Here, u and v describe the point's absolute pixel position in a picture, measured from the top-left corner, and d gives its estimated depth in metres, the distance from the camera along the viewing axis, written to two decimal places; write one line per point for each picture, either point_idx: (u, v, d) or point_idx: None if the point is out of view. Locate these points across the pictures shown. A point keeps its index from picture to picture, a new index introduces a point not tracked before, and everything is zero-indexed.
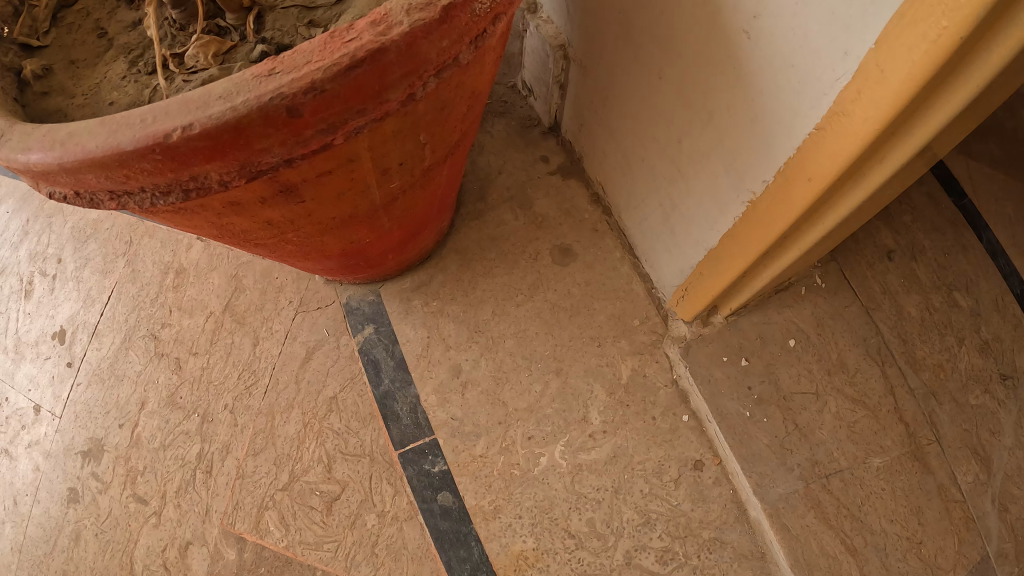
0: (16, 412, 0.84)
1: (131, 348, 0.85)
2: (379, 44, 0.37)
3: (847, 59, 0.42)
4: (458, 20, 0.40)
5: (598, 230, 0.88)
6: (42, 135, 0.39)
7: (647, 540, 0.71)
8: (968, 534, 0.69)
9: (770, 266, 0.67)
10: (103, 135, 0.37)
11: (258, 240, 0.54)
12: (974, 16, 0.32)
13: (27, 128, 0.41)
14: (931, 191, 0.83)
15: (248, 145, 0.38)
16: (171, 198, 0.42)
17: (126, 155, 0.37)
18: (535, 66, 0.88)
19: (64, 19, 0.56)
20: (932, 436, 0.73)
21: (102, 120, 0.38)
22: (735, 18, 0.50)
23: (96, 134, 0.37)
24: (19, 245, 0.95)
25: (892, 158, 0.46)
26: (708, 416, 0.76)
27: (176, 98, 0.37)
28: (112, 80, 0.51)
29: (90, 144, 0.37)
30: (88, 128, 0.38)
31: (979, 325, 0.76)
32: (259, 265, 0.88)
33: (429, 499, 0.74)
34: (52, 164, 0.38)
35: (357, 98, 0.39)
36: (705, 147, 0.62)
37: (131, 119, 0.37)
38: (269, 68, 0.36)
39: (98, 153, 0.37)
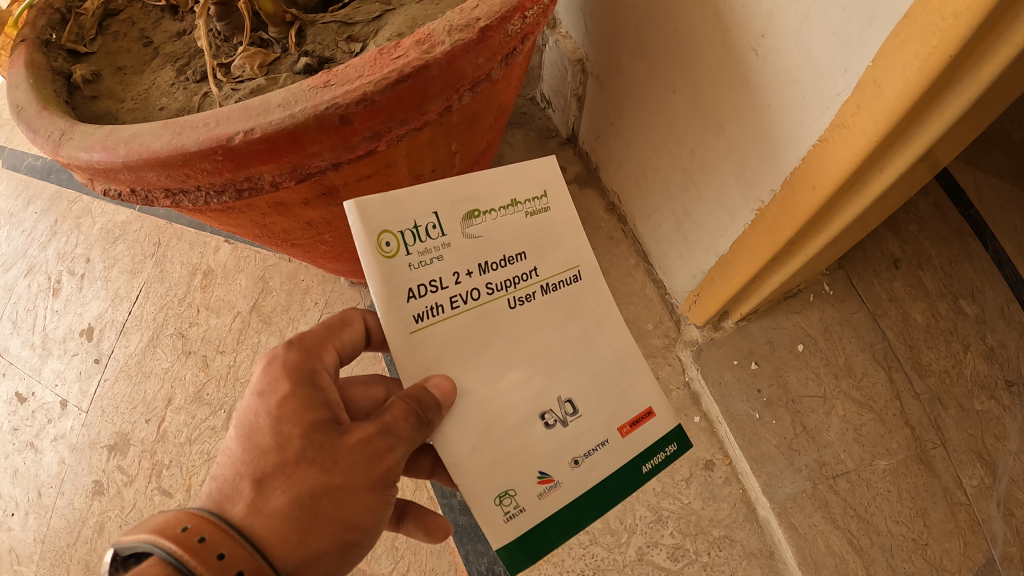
0: (43, 406, 0.87)
1: (158, 346, 0.88)
2: (424, 61, 0.40)
3: (847, 75, 0.44)
4: (493, 40, 0.43)
5: (613, 238, 0.91)
6: (105, 135, 0.42)
7: (658, 536, 0.73)
8: (972, 536, 0.71)
9: (778, 272, 0.69)
10: (168, 136, 0.40)
11: (296, 239, 0.58)
12: (961, 35, 0.35)
13: (88, 129, 0.44)
14: (938, 202, 0.87)
15: (301, 149, 0.42)
16: (225, 197, 0.45)
17: (188, 155, 0.40)
18: (554, 79, 0.91)
19: (110, 28, 0.60)
20: (938, 440, 0.75)
21: (164, 123, 0.41)
22: (744, 36, 0.52)
23: (160, 135, 0.40)
24: (48, 245, 0.98)
25: (890, 168, 0.49)
26: (719, 418, 0.78)
27: (236, 105, 0.40)
28: (161, 87, 0.54)
29: (155, 145, 0.40)
30: (151, 129, 0.41)
31: (984, 332, 0.80)
32: (286, 268, 0.92)
33: (449, 494, 0.77)
34: (116, 162, 0.41)
35: (401, 109, 0.42)
36: (715, 158, 0.64)
37: (195, 122, 0.40)
38: (324, 81, 0.40)
39: (162, 152, 0.40)
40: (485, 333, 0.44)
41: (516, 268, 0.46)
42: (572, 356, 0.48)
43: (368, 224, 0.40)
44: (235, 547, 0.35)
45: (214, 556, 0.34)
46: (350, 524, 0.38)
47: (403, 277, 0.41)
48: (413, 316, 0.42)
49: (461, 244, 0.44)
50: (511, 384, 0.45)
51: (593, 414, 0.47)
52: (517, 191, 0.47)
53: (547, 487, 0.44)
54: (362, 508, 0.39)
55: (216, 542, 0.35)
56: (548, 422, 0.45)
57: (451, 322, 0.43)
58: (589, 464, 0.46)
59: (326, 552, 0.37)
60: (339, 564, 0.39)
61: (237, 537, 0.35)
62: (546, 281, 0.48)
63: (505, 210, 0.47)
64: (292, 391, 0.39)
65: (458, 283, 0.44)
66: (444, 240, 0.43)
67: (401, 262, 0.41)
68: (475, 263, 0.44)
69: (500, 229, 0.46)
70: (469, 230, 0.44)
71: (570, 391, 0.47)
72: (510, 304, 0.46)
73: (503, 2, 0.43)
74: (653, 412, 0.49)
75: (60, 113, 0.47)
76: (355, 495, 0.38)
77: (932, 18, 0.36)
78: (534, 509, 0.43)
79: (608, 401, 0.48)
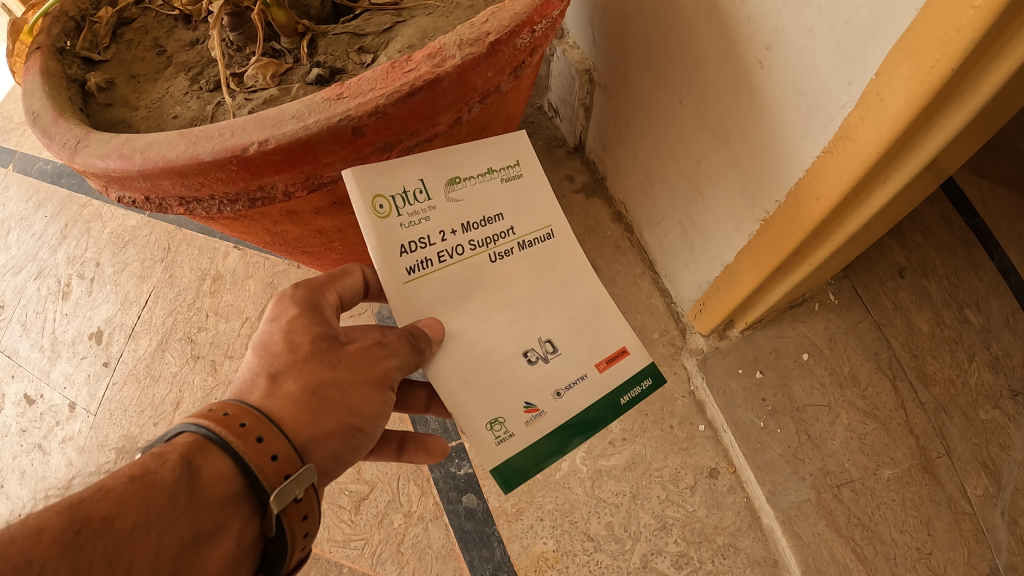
0: (51, 408, 0.87)
1: (167, 350, 0.89)
2: (435, 74, 0.41)
3: (851, 88, 0.45)
4: (503, 54, 0.44)
5: (620, 247, 0.91)
6: (121, 144, 0.43)
7: (663, 544, 0.73)
8: (977, 545, 0.71)
9: (783, 282, 0.69)
10: (183, 146, 0.41)
11: (307, 247, 0.59)
12: (963, 49, 0.35)
13: (104, 137, 0.44)
14: (943, 211, 0.87)
15: (315, 160, 0.42)
16: (238, 205, 0.46)
17: (203, 164, 0.41)
18: (561, 89, 0.92)
19: (123, 36, 0.60)
20: (942, 449, 0.75)
21: (180, 133, 0.42)
22: (750, 49, 0.53)
23: (176, 145, 0.41)
24: (57, 248, 0.99)
25: (893, 179, 0.49)
26: (724, 427, 0.78)
27: (251, 117, 0.41)
28: (175, 96, 0.55)
29: (170, 154, 0.41)
30: (167, 139, 0.42)
31: (989, 341, 0.80)
32: (294, 274, 0.92)
33: (454, 501, 0.77)
34: (132, 170, 0.42)
35: (413, 121, 0.43)
36: (722, 169, 0.65)
37: (210, 133, 0.41)
38: (337, 93, 0.41)
39: (177, 161, 0.41)
40: (470, 283, 0.48)
41: (495, 228, 0.50)
42: (552, 301, 0.52)
43: (364, 188, 0.43)
44: (254, 418, 0.38)
45: (238, 426, 0.37)
46: (354, 410, 0.42)
47: (395, 236, 0.45)
48: (405, 269, 0.46)
49: (445, 206, 0.47)
50: (497, 326, 0.49)
51: (573, 352, 0.51)
52: (493, 161, 0.51)
53: (533, 415, 0.48)
54: (366, 401, 0.42)
55: (239, 414, 0.37)
56: (531, 359, 0.49)
57: (439, 275, 0.47)
58: (571, 396, 0.50)
59: (332, 432, 0.41)
60: (345, 445, 0.42)
61: (256, 410, 0.38)
62: (522, 239, 0.51)
63: (484, 177, 0.50)
64: (296, 315, 0.43)
65: (445, 241, 0.47)
66: (430, 204, 0.47)
67: (393, 223, 0.45)
68: (459, 223, 0.48)
69: (480, 194, 0.49)
70: (451, 195, 0.48)
71: (551, 332, 0.51)
72: (491, 258, 0.49)
73: (513, 16, 0.43)
74: (627, 351, 0.53)
75: (75, 121, 0.48)
76: (357, 389, 0.42)
77: (934, 32, 0.36)
78: (522, 434, 0.48)
79: (587, 340, 0.52)
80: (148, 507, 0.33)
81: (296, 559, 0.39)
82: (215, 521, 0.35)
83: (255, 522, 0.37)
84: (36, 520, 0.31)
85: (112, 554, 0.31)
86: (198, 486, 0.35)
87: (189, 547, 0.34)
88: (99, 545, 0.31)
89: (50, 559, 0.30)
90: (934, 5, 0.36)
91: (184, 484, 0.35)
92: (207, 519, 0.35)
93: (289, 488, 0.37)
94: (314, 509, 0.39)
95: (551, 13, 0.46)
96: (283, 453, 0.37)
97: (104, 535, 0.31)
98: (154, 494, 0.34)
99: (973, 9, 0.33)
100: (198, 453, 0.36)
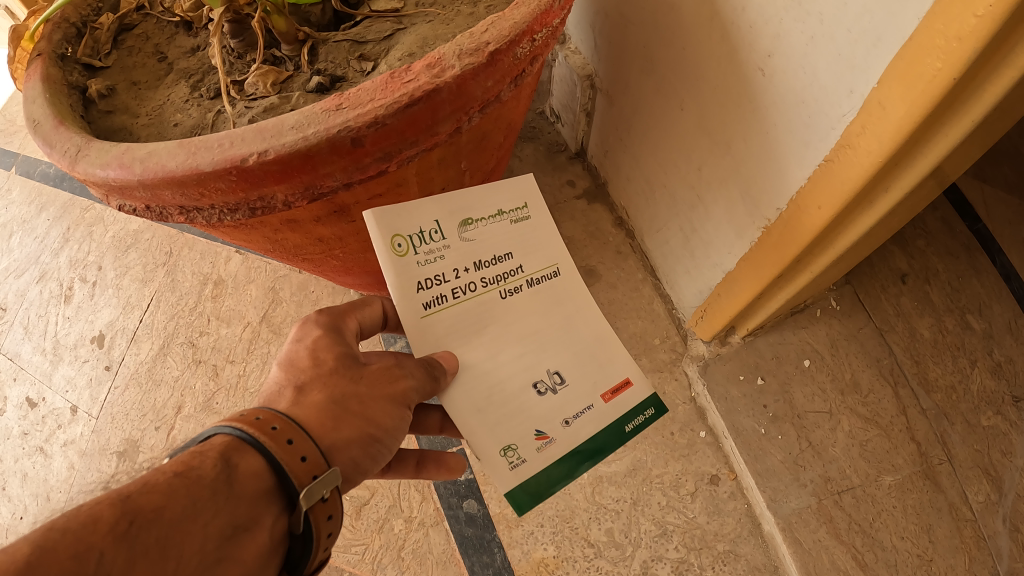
0: (53, 412, 0.87)
1: (168, 354, 0.89)
2: (434, 85, 0.41)
3: (852, 96, 0.45)
4: (502, 63, 0.44)
5: (621, 252, 0.91)
6: (121, 153, 0.43)
7: (663, 550, 0.73)
8: (978, 552, 0.70)
9: (785, 289, 0.69)
10: (182, 156, 0.41)
11: (307, 254, 0.59)
12: (965, 59, 0.35)
13: (104, 145, 0.44)
14: (945, 217, 0.87)
15: (314, 170, 0.42)
16: (238, 215, 0.46)
17: (203, 174, 0.41)
18: (563, 94, 0.92)
19: (124, 42, 0.61)
20: (944, 456, 0.75)
21: (180, 143, 0.42)
22: (751, 56, 0.53)
23: (175, 155, 0.41)
24: (60, 252, 1.00)
25: (894, 188, 0.49)
26: (725, 433, 0.78)
27: (251, 127, 0.41)
28: (175, 103, 0.55)
29: (170, 164, 0.41)
30: (167, 149, 0.42)
31: (992, 347, 0.80)
32: (296, 279, 0.93)
33: (455, 506, 0.77)
34: (132, 180, 0.42)
35: (413, 131, 0.43)
36: (723, 176, 0.65)
37: (210, 143, 0.41)
38: (336, 104, 0.41)
39: (177, 171, 0.41)
40: (483, 316, 0.49)
41: (506, 266, 0.51)
42: (557, 334, 0.52)
43: (383, 228, 0.46)
44: (285, 423, 0.39)
45: (269, 430, 0.39)
46: (372, 421, 0.43)
47: (412, 273, 0.47)
48: (422, 304, 0.47)
49: (458, 245, 0.49)
50: (507, 357, 0.49)
51: (579, 383, 0.51)
52: (503, 204, 0.52)
53: (543, 443, 0.48)
54: (384, 413, 0.44)
55: (270, 420, 0.39)
56: (541, 390, 0.49)
57: (453, 311, 0.48)
58: (579, 424, 0.50)
59: (353, 440, 0.42)
60: (365, 454, 0.43)
61: (286, 417, 0.40)
62: (530, 277, 0.53)
63: (495, 218, 0.52)
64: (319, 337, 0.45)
65: (458, 277, 0.49)
66: (445, 243, 0.48)
67: (410, 260, 0.47)
68: (472, 260, 0.50)
69: (490, 235, 0.51)
70: (465, 234, 0.50)
71: (558, 363, 0.51)
72: (500, 295, 0.50)
73: (512, 25, 0.43)
74: (631, 382, 0.53)
75: (75, 128, 0.48)
76: (376, 401, 0.43)
77: (936, 41, 0.36)
78: (533, 461, 0.48)
79: (594, 372, 0.52)
80: (194, 499, 0.34)
81: (319, 560, 0.40)
82: (250, 514, 0.36)
83: (284, 519, 0.38)
84: (89, 511, 0.32)
85: (162, 543, 0.32)
86: (237, 482, 0.37)
87: (230, 539, 0.35)
88: (151, 534, 0.32)
89: (107, 547, 0.31)
90: (936, 15, 0.36)
91: (224, 479, 0.36)
92: (244, 513, 0.36)
93: (315, 488, 0.38)
94: (338, 509, 0.40)
95: (551, 22, 0.46)
96: (311, 454, 0.39)
97: (156, 525, 0.33)
98: (198, 486, 0.35)
99: (976, 18, 0.33)
100: (235, 452, 0.37)
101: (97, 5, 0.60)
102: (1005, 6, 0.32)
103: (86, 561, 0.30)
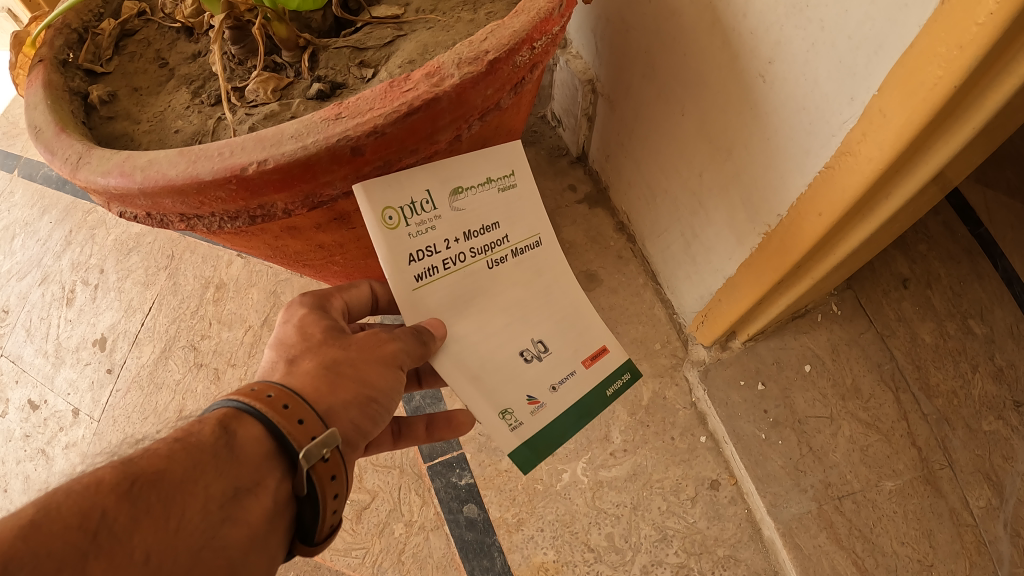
0: (55, 414, 0.88)
1: (170, 357, 0.89)
2: (433, 94, 0.41)
3: (853, 104, 0.45)
4: (502, 72, 0.44)
5: (622, 257, 0.91)
6: (122, 161, 0.43)
7: (663, 555, 0.73)
8: (978, 557, 0.70)
9: (785, 294, 0.69)
10: (183, 165, 0.41)
11: (308, 260, 0.59)
12: (966, 67, 0.35)
13: (105, 153, 0.44)
14: (947, 221, 0.87)
15: (314, 179, 0.42)
16: (238, 222, 0.46)
17: (203, 183, 0.41)
18: (564, 98, 0.92)
19: (126, 48, 0.61)
20: (945, 461, 0.75)
21: (180, 151, 0.42)
22: (752, 63, 0.53)
23: (175, 164, 0.41)
24: (62, 254, 1.00)
25: (895, 196, 0.49)
26: (726, 439, 0.78)
27: (251, 135, 0.41)
28: (176, 109, 0.55)
29: (170, 173, 0.41)
30: (167, 157, 0.42)
31: (993, 352, 0.79)
32: (298, 283, 0.93)
33: (455, 510, 0.77)
34: (132, 188, 0.42)
35: (412, 139, 0.43)
36: (723, 181, 0.65)
37: (210, 152, 0.41)
38: (336, 113, 0.41)
39: (177, 180, 0.41)
40: (472, 287, 0.50)
41: (493, 235, 0.51)
42: (540, 301, 0.55)
43: (375, 201, 0.44)
44: (281, 391, 0.40)
45: (265, 398, 0.39)
46: (366, 382, 0.43)
47: (403, 245, 0.46)
48: (413, 277, 0.47)
49: (450, 215, 0.48)
50: (494, 328, 0.51)
51: (562, 349, 0.55)
52: (491, 170, 0.51)
53: (535, 407, 0.52)
54: (377, 375, 0.44)
55: (265, 389, 0.40)
56: (528, 357, 0.52)
57: (446, 282, 0.49)
58: (564, 389, 0.54)
59: (349, 402, 0.42)
60: (363, 416, 0.43)
61: (282, 386, 0.40)
62: (516, 245, 0.53)
63: (484, 186, 0.50)
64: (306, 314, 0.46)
65: (449, 249, 0.49)
66: (436, 214, 0.47)
67: (400, 233, 0.46)
68: (462, 231, 0.49)
69: (480, 203, 0.50)
70: (456, 204, 0.48)
71: (543, 332, 0.54)
72: (488, 265, 0.51)
73: (512, 34, 0.43)
74: (608, 349, 0.57)
75: (76, 135, 0.48)
76: (368, 364, 0.44)
77: (937, 49, 0.36)
78: (528, 424, 0.52)
79: (575, 342, 0.56)
80: (195, 461, 0.35)
81: (326, 521, 0.41)
82: (252, 477, 0.37)
83: (287, 482, 0.39)
84: (92, 475, 0.32)
85: (164, 502, 0.33)
86: (237, 447, 0.37)
87: (234, 499, 0.36)
88: (154, 494, 0.33)
89: (110, 504, 0.31)
90: (936, 22, 0.36)
91: (224, 444, 0.37)
92: (246, 475, 0.37)
93: (315, 449, 0.39)
94: (342, 470, 0.41)
95: (551, 30, 0.46)
96: (309, 417, 0.39)
97: (158, 485, 0.33)
98: (198, 451, 0.36)
99: (977, 26, 0.33)
100: (233, 420, 0.38)
101: (98, 11, 0.60)
102: (1005, 15, 0.31)
103: (89, 518, 0.30)
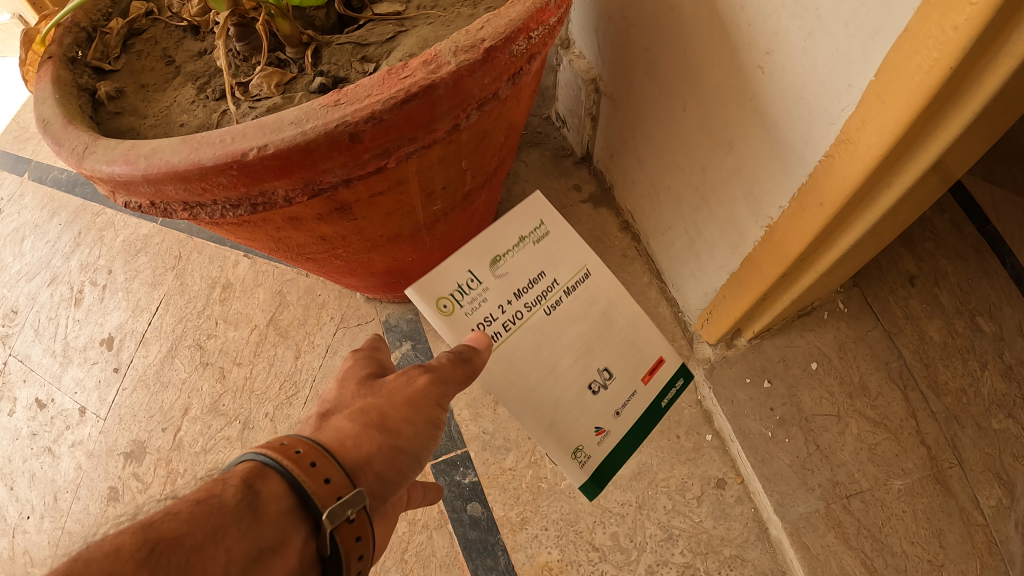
0: (62, 413, 0.88)
1: (177, 357, 0.89)
2: (430, 81, 0.41)
3: (851, 91, 0.44)
4: (499, 60, 0.44)
5: (627, 256, 0.91)
6: (125, 149, 0.43)
7: (669, 555, 0.72)
8: (989, 557, 0.69)
9: (791, 289, 0.68)
10: (185, 151, 0.41)
11: (312, 253, 0.59)
12: (961, 48, 0.35)
13: (110, 142, 0.45)
14: (953, 219, 0.86)
15: (314, 166, 0.42)
16: (240, 210, 0.46)
17: (205, 170, 0.41)
18: (569, 99, 0.92)
19: (133, 47, 0.61)
20: (955, 460, 0.73)
21: (183, 139, 0.42)
22: (752, 54, 0.53)
23: (178, 151, 0.42)
24: (71, 256, 1.01)
25: (897, 184, 0.48)
26: (731, 436, 0.78)
27: (253, 123, 0.41)
28: (182, 105, 0.55)
29: (173, 159, 0.41)
30: (170, 144, 0.42)
31: (1002, 349, 0.78)
32: (303, 282, 0.93)
33: (459, 509, 0.77)
34: (136, 175, 0.43)
35: (411, 127, 0.43)
36: (726, 176, 0.64)
37: (211, 139, 0.41)
38: (335, 100, 0.41)
39: (180, 166, 0.41)
40: (537, 338, 0.54)
41: (543, 285, 0.54)
42: (599, 324, 0.57)
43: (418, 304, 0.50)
44: (308, 446, 0.41)
45: (293, 453, 0.40)
46: (394, 432, 0.44)
47: (461, 332, 0.51)
48: None
49: (495, 284, 0.52)
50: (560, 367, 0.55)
51: (623, 373, 0.58)
52: (522, 229, 0.54)
53: (601, 437, 0.56)
54: (407, 423, 0.45)
55: (294, 444, 0.41)
56: (595, 389, 0.56)
57: (511, 343, 0.53)
58: (627, 412, 0.58)
59: (374, 454, 0.43)
60: (390, 467, 0.44)
61: (310, 441, 0.42)
62: (564, 285, 0.56)
63: (518, 246, 0.54)
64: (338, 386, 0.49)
65: (504, 313, 0.52)
66: (482, 287, 0.52)
67: (457, 319, 0.51)
68: (512, 294, 0.53)
69: (520, 262, 0.53)
70: (499, 271, 0.52)
71: (607, 358, 0.57)
72: (546, 313, 0.54)
73: (508, 22, 0.43)
74: (665, 360, 0.60)
75: (83, 127, 0.48)
76: (398, 411, 0.45)
77: (931, 31, 0.36)
78: (621, 377, 0.58)
79: (639, 331, 0.59)
80: (214, 525, 0.36)
81: None
82: (275, 538, 0.37)
83: (312, 542, 0.39)
84: (112, 541, 0.33)
85: (184, 568, 0.34)
86: (258, 507, 0.38)
87: (257, 562, 0.36)
88: (171, 561, 0.33)
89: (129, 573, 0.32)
90: (931, 5, 0.35)
91: (245, 505, 0.37)
92: (270, 536, 0.37)
93: (340, 509, 0.39)
94: (368, 531, 0.41)
95: (548, 20, 0.46)
96: (335, 476, 0.40)
97: (177, 551, 0.34)
98: (219, 513, 0.36)
99: (970, 7, 0.33)
100: (257, 477, 0.39)
101: (107, 11, 0.61)
102: None
103: None
